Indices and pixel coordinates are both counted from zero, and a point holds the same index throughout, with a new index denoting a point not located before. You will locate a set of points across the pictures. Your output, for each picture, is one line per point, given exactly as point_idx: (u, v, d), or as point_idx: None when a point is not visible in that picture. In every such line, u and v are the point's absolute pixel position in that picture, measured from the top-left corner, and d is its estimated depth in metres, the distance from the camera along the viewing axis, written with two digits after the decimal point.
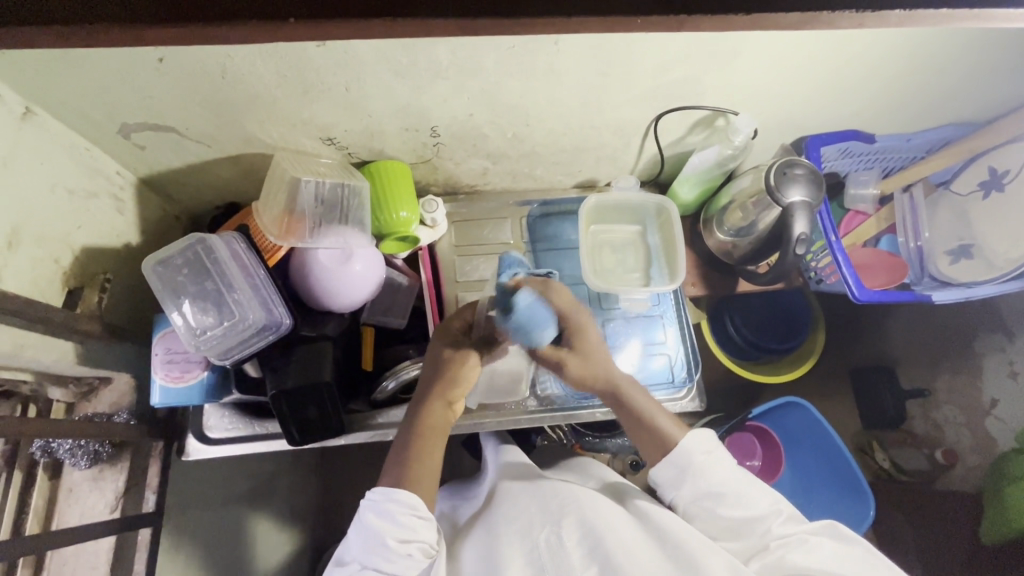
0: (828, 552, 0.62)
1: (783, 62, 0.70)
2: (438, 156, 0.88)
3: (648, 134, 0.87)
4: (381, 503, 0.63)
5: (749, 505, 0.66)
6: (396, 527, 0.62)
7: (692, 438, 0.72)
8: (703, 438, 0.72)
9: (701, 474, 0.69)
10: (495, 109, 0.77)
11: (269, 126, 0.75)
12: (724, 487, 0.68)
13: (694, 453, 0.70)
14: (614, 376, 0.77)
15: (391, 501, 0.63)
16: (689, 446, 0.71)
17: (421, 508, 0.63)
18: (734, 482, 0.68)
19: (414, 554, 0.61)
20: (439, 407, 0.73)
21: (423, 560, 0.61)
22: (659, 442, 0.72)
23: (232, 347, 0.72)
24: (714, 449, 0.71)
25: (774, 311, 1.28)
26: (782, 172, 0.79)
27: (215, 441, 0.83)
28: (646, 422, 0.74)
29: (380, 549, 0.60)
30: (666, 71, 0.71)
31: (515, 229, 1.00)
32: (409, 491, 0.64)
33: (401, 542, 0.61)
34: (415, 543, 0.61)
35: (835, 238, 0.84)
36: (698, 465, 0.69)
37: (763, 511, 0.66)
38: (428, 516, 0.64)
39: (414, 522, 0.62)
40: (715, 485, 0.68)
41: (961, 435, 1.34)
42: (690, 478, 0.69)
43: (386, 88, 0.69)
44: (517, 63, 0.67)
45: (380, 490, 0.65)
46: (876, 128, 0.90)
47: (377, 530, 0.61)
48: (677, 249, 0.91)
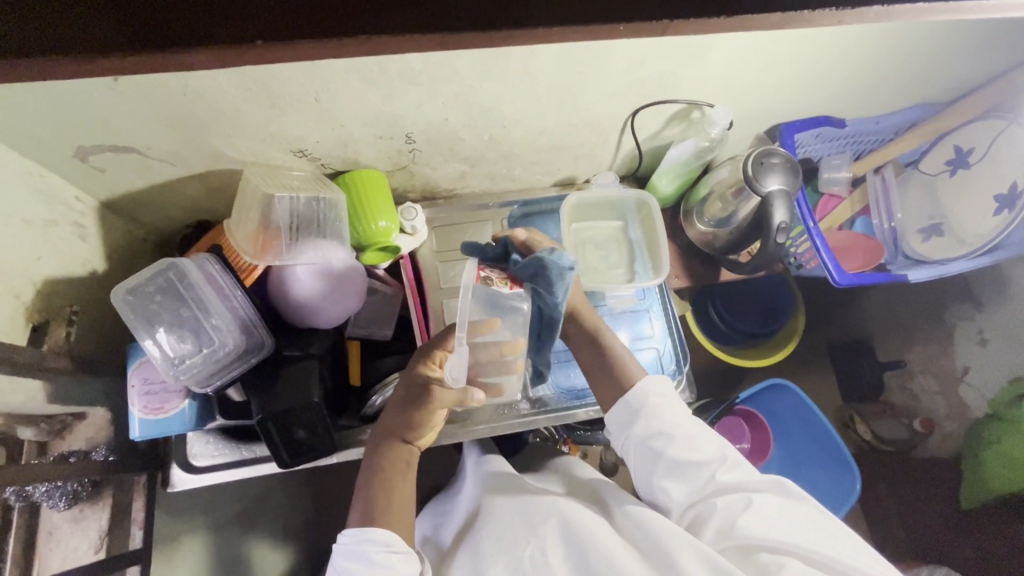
0: (772, 510, 0.64)
1: (755, 53, 0.71)
2: (414, 163, 0.86)
3: (625, 129, 0.86)
4: (353, 545, 0.63)
5: (699, 456, 0.68)
6: (372, 566, 0.61)
7: (649, 380, 0.74)
8: (659, 383, 0.74)
9: (654, 416, 0.71)
10: (470, 111, 0.75)
11: (238, 142, 0.72)
12: (678, 428, 0.70)
13: (649, 396, 0.72)
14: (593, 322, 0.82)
15: (364, 541, 0.63)
16: (646, 390, 0.72)
17: (396, 544, 0.63)
18: (684, 425, 0.70)
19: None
20: (401, 453, 0.71)
21: None
22: (617, 387, 0.75)
23: (214, 373, 0.70)
24: (667, 394, 0.73)
25: (755, 296, 1.30)
26: (759, 162, 0.80)
27: (201, 469, 0.79)
28: (612, 364, 0.77)
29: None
30: (641, 66, 0.71)
31: (496, 231, 0.99)
32: (384, 528, 0.64)
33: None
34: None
35: (813, 224, 0.86)
36: (650, 404, 0.71)
37: (710, 461, 0.68)
38: (405, 550, 0.63)
39: (390, 558, 0.62)
40: (667, 427, 0.70)
41: (937, 403, 1.39)
42: (645, 420, 0.71)
43: (358, 97, 0.68)
44: (491, 66, 0.66)
45: (348, 533, 0.65)
46: (847, 113, 0.91)
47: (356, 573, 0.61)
48: (660, 244, 0.91)
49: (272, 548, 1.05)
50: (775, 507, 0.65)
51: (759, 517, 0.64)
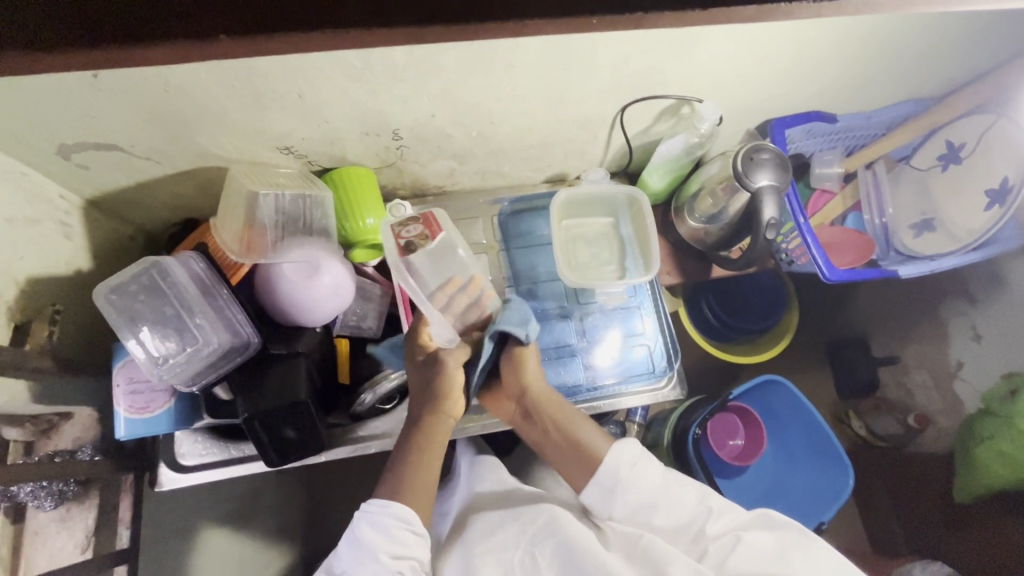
0: (762, 545, 0.63)
1: (742, 48, 0.70)
2: (403, 160, 0.85)
3: (615, 126, 0.86)
4: (375, 515, 0.65)
5: (680, 509, 0.68)
6: (390, 542, 0.64)
7: (615, 449, 0.71)
8: (630, 448, 0.72)
9: (628, 487, 0.69)
10: (457, 108, 0.74)
11: (222, 139, 0.71)
12: (654, 495, 0.68)
13: (621, 465, 0.70)
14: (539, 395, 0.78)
15: (387, 514, 0.65)
16: (616, 458, 0.70)
17: (416, 525, 0.66)
18: (663, 488, 0.69)
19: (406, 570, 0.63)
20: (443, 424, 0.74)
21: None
22: (585, 461, 0.72)
23: (199, 372, 0.69)
24: (638, 459, 0.71)
25: (748, 292, 1.30)
26: (748, 158, 0.79)
27: (190, 468, 0.79)
28: (571, 439, 0.74)
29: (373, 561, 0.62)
30: (629, 61, 0.70)
31: (487, 229, 0.99)
32: (404, 504, 0.66)
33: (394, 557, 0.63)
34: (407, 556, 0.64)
35: (803, 220, 0.85)
36: (625, 476, 0.69)
37: (695, 513, 0.67)
38: (420, 532, 0.66)
39: (408, 536, 0.64)
40: (646, 497, 0.68)
41: (931, 399, 1.39)
42: (618, 495, 0.69)
43: (343, 93, 0.67)
44: (476, 61, 0.65)
45: (373, 503, 0.66)
46: (838, 108, 0.91)
47: (373, 545, 0.63)
48: (650, 240, 0.90)
49: (264, 546, 1.05)
50: (766, 538, 0.64)
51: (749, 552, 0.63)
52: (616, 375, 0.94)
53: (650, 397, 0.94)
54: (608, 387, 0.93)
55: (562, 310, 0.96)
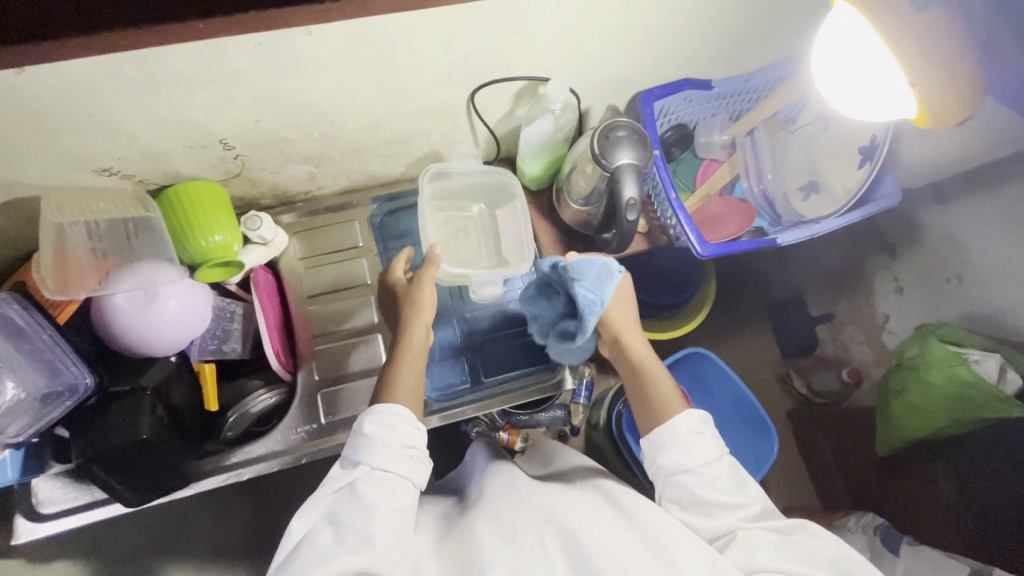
0: (799, 552, 0.59)
1: (571, 20, 0.67)
2: (248, 169, 0.80)
3: (471, 114, 0.82)
4: (379, 417, 0.61)
5: (726, 495, 0.64)
6: (396, 435, 0.61)
7: (682, 416, 0.68)
8: (695, 416, 0.68)
9: (685, 452, 0.66)
10: (282, 107, 0.69)
11: (22, 168, 0.66)
12: (708, 470, 0.65)
13: (681, 432, 0.66)
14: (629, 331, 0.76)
15: (390, 414, 0.62)
16: (677, 423, 0.67)
17: (415, 419, 0.63)
18: (716, 464, 0.65)
19: (415, 457, 0.61)
20: (420, 327, 0.72)
21: (420, 467, 0.62)
22: (652, 415, 0.70)
23: (26, 420, 0.65)
24: (704, 431, 0.67)
25: (664, 268, 1.28)
26: (603, 137, 0.76)
27: (50, 516, 0.75)
28: (648, 389, 0.72)
29: (383, 451, 0.59)
30: (455, 45, 0.66)
31: (363, 231, 0.93)
32: (398, 407, 0.63)
33: (404, 447, 0.61)
34: (414, 447, 0.62)
35: (673, 196, 0.82)
36: (683, 442, 0.66)
37: (738, 504, 0.64)
38: (419, 427, 0.63)
39: (409, 448, 0.61)
40: (696, 465, 0.65)
41: (864, 351, 1.40)
42: (676, 455, 0.66)
43: (138, 106, 0.62)
44: (277, 57, 0.60)
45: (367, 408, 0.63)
46: (708, 73, 0.87)
47: (379, 440, 0.60)
48: (525, 227, 0.84)
49: None
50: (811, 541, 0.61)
51: (776, 554, 0.59)
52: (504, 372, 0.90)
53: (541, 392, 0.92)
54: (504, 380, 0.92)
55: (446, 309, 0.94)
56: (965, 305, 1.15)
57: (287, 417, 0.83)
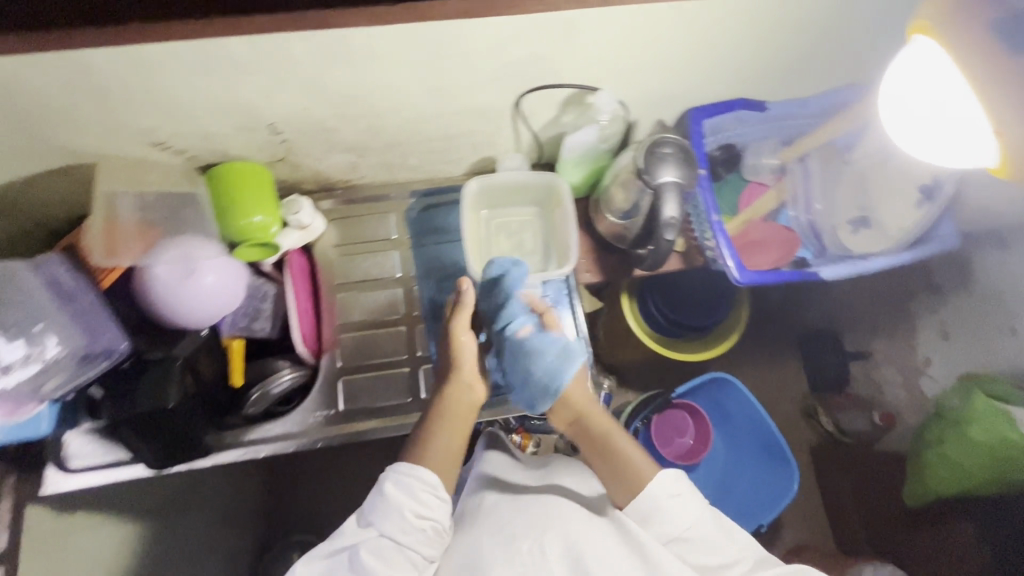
0: None
1: (627, 32, 0.65)
2: (294, 153, 0.81)
3: (517, 117, 0.81)
4: (405, 478, 0.63)
5: (715, 546, 0.64)
6: (417, 502, 0.63)
7: (657, 481, 0.65)
8: (669, 478, 0.66)
9: (664, 520, 0.65)
10: (331, 98, 0.70)
11: (84, 137, 0.69)
12: (687, 532, 0.64)
13: (660, 498, 0.65)
14: (592, 409, 0.70)
15: (414, 477, 0.63)
16: (656, 490, 0.65)
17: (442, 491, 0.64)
18: (701, 524, 0.65)
19: (428, 530, 0.62)
20: (465, 391, 0.69)
21: (434, 538, 0.63)
22: (625, 485, 0.67)
23: (55, 378, 0.66)
24: (683, 493, 0.66)
25: (697, 287, 1.25)
26: (650, 152, 0.74)
27: (74, 471, 0.77)
28: (615, 462, 0.68)
29: (397, 519, 0.61)
30: (506, 49, 0.65)
31: (399, 223, 0.95)
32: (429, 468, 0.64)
33: (417, 518, 0.62)
34: (430, 520, 0.63)
35: (716, 219, 0.79)
36: (661, 508, 0.65)
37: (727, 555, 0.64)
38: (444, 496, 0.64)
39: (431, 501, 0.63)
40: (681, 531, 0.64)
41: (899, 395, 1.32)
42: (655, 527, 0.65)
43: (195, 87, 0.63)
44: (330, 49, 0.60)
45: (396, 464, 0.65)
46: (763, 94, 0.85)
47: (399, 504, 0.62)
48: (567, 232, 0.86)
49: None
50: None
51: None
52: None
53: None
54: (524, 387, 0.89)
55: None
56: (1010, 360, 1.08)
57: (308, 399, 0.85)
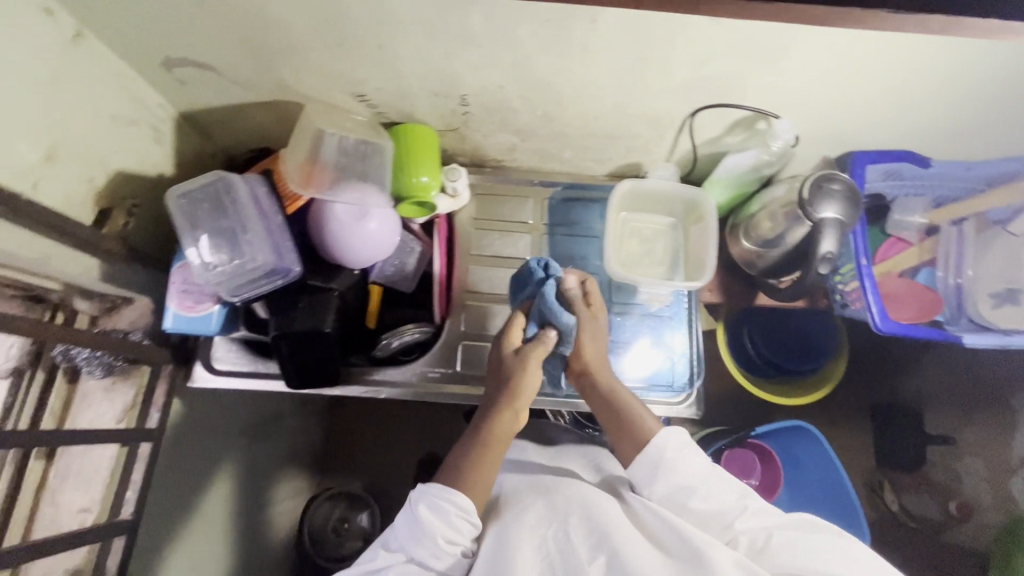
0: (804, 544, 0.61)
1: (832, 64, 0.67)
2: (467, 126, 0.87)
3: (683, 129, 0.84)
4: (437, 500, 0.65)
5: (716, 497, 0.66)
6: (449, 527, 0.64)
7: (664, 432, 0.70)
8: (675, 435, 0.70)
9: (672, 470, 0.68)
10: (527, 82, 0.75)
11: (303, 77, 0.76)
12: (695, 481, 0.67)
13: (666, 450, 0.69)
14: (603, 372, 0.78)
15: (448, 501, 0.65)
16: (662, 442, 0.69)
17: (474, 517, 0.66)
18: (705, 476, 0.67)
19: (458, 555, 0.64)
20: (507, 417, 0.72)
21: (463, 561, 0.65)
22: (636, 438, 0.72)
23: (242, 285, 0.74)
24: (683, 446, 0.69)
25: (797, 332, 1.23)
26: (817, 186, 0.75)
27: (220, 372, 0.86)
28: (625, 416, 0.74)
29: (431, 545, 0.63)
30: (708, 62, 0.69)
31: (536, 210, 0.99)
32: (465, 496, 0.66)
33: (449, 543, 0.64)
34: (461, 544, 0.65)
35: (864, 263, 0.79)
36: (668, 459, 0.68)
37: (728, 506, 0.65)
38: (474, 521, 0.66)
39: (464, 526, 0.65)
40: (686, 481, 0.67)
41: (981, 491, 1.26)
42: (661, 475, 0.68)
43: (419, 50, 0.69)
44: (552, 35, 0.65)
45: (427, 486, 0.67)
46: (932, 151, 0.84)
47: (433, 527, 0.63)
48: (705, 250, 0.88)
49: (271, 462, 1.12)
50: (807, 539, 0.61)
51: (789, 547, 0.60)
52: (635, 381, 0.91)
53: (663, 411, 0.90)
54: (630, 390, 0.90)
55: None
56: None
57: (426, 356, 0.90)
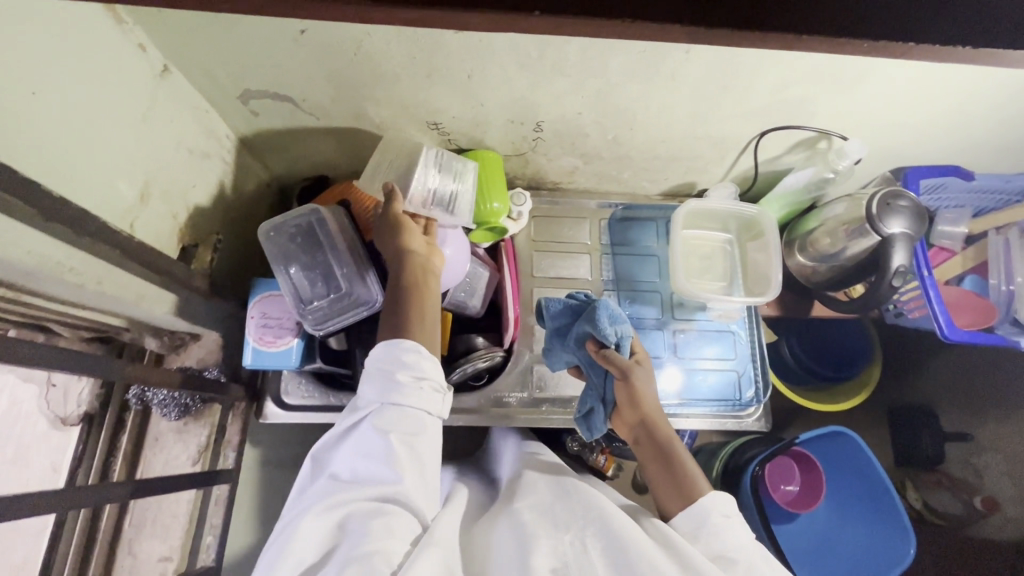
0: None
1: (906, 91, 0.71)
2: (534, 151, 0.88)
3: (747, 149, 0.86)
4: (382, 351, 0.60)
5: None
6: (404, 365, 0.59)
7: (715, 495, 0.64)
8: (722, 499, 0.65)
9: (715, 537, 0.61)
10: (606, 109, 0.76)
11: (382, 107, 0.76)
12: (740, 555, 0.60)
13: (711, 513, 0.62)
14: (653, 411, 0.72)
15: (395, 349, 0.60)
16: (709, 503, 0.63)
17: (427, 351, 0.61)
18: (750, 551, 0.61)
19: (426, 387, 0.59)
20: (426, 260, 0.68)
21: (435, 393, 0.60)
22: (681, 491, 0.66)
23: (329, 317, 0.72)
24: (732, 515, 0.63)
25: (833, 339, 1.27)
26: (885, 203, 0.78)
27: (292, 407, 0.83)
28: (673, 465, 0.68)
29: (394, 383, 0.58)
30: (786, 89, 0.71)
31: (593, 230, 1.00)
32: (415, 342, 0.61)
33: (411, 378, 0.59)
34: (426, 378, 0.60)
35: (927, 273, 0.83)
36: (712, 524, 0.62)
37: None
38: (431, 357, 0.61)
39: (420, 360, 0.60)
40: (730, 552, 0.60)
41: (1002, 485, 1.27)
42: (703, 539, 0.61)
43: (507, 80, 0.70)
44: (643, 66, 0.67)
45: (381, 345, 0.61)
46: (977, 165, 0.88)
47: (388, 370, 0.59)
48: (770, 268, 0.91)
49: None
50: None
51: None
52: (679, 396, 0.93)
53: (731, 424, 0.94)
54: (669, 408, 0.92)
55: (656, 321, 0.96)
56: None
57: (497, 381, 0.90)
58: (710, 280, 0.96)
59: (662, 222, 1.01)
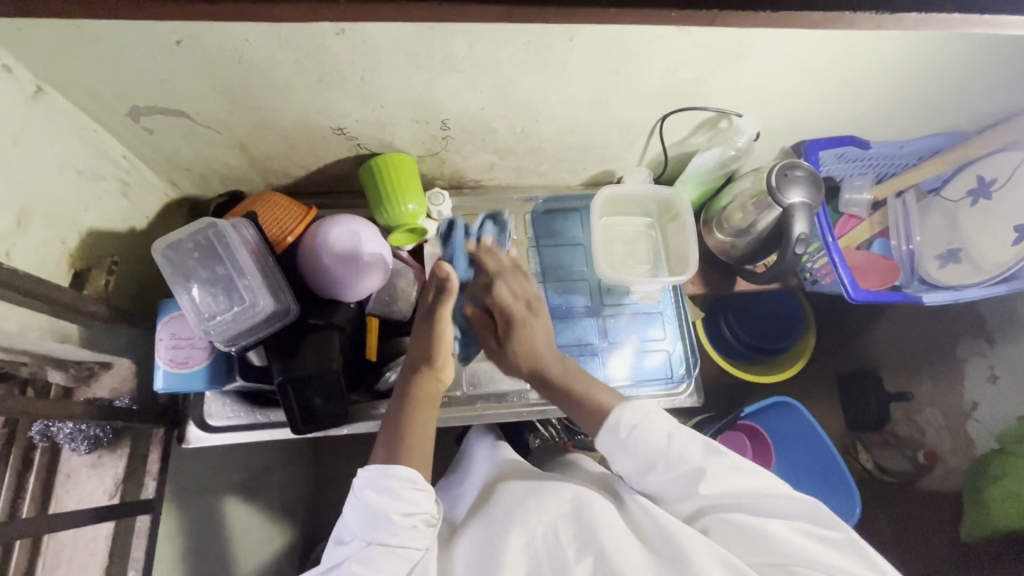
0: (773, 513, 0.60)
1: (786, 66, 0.74)
2: (446, 150, 0.88)
3: (653, 133, 0.89)
4: (378, 478, 0.62)
5: (687, 472, 0.63)
6: (397, 500, 0.61)
7: (623, 407, 0.67)
8: (636, 408, 0.67)
9: (641, 450, 0.65)
10: (505, 102, 0.77)
11: (282, 115, 0.75)
12: (661, 457, 0.64)
13: (621, 425, 0.66)
14: (551, 361, 0.79)
15: (389, 478, 0.62)
16: (617, 414, 0.67)
17: (420, 481, 0.64)
18: (677, 453, 0.64)
19: (418, 525, 0.61)
20: (432, 384, 0.77)
21: (426, 530, 0.62)
22: (594, 412, 0.70)
23: (242, 332, 0.71)
24: (654, 423, 0.66)
25: (768, 314, 1.31)
26: (782, 173, 0.81)
27: (216, 428, 0.82)
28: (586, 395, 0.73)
29: (387, 524, 0.60)
30: (675, 70, 0.73)
31: (519, 225, 1.01)
32: (408, 466, 0.64)
33: (405, 516, 0.61)
34: (419, 514, 0.62)
35: (830, 239, 0.86)
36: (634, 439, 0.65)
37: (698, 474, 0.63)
38: (427, 488, 0.64)
39: (416, 493, 0.62)
40: (653, 456, 0.64)
41: (940, 437, 1.28)
42: (629, 455, 0.66)
43: (401, 79, 0.70)
44: (530, 56, 0.68)
45: (374, 469, 0.64)
46: (873, 134, 0.92)
47: (381, 506, 0.60)
48: (686, 244, 0.93)
49: (268, 519, 1.06)
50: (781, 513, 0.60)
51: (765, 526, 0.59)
52: (629, 378, 0.95)
53: (664, 402, 0.95)
54: (620, 389, 0.93)
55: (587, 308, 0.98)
56: None
57: None
58: (635, 263, 0.98)
59: (586, 212, 1.03)
